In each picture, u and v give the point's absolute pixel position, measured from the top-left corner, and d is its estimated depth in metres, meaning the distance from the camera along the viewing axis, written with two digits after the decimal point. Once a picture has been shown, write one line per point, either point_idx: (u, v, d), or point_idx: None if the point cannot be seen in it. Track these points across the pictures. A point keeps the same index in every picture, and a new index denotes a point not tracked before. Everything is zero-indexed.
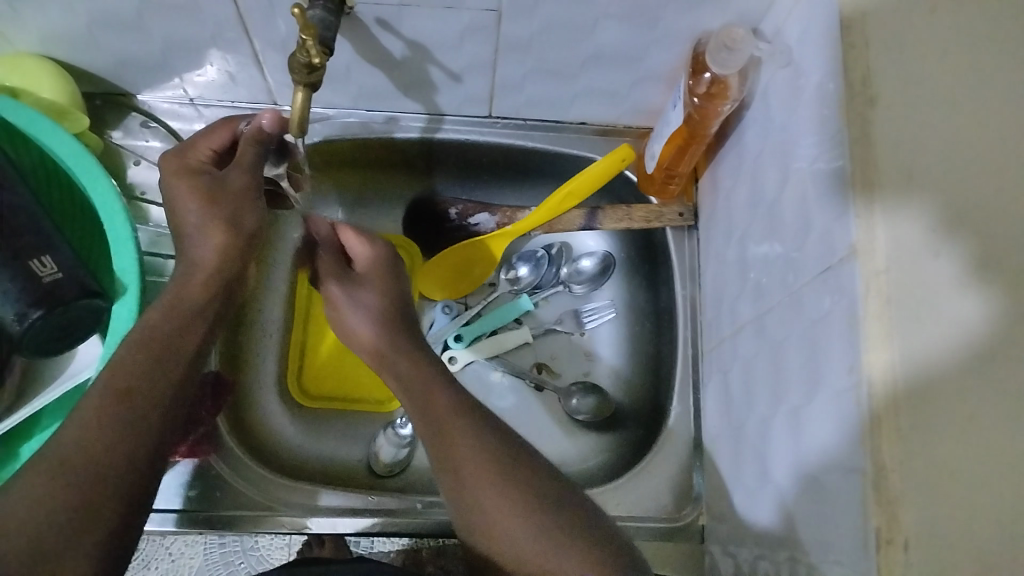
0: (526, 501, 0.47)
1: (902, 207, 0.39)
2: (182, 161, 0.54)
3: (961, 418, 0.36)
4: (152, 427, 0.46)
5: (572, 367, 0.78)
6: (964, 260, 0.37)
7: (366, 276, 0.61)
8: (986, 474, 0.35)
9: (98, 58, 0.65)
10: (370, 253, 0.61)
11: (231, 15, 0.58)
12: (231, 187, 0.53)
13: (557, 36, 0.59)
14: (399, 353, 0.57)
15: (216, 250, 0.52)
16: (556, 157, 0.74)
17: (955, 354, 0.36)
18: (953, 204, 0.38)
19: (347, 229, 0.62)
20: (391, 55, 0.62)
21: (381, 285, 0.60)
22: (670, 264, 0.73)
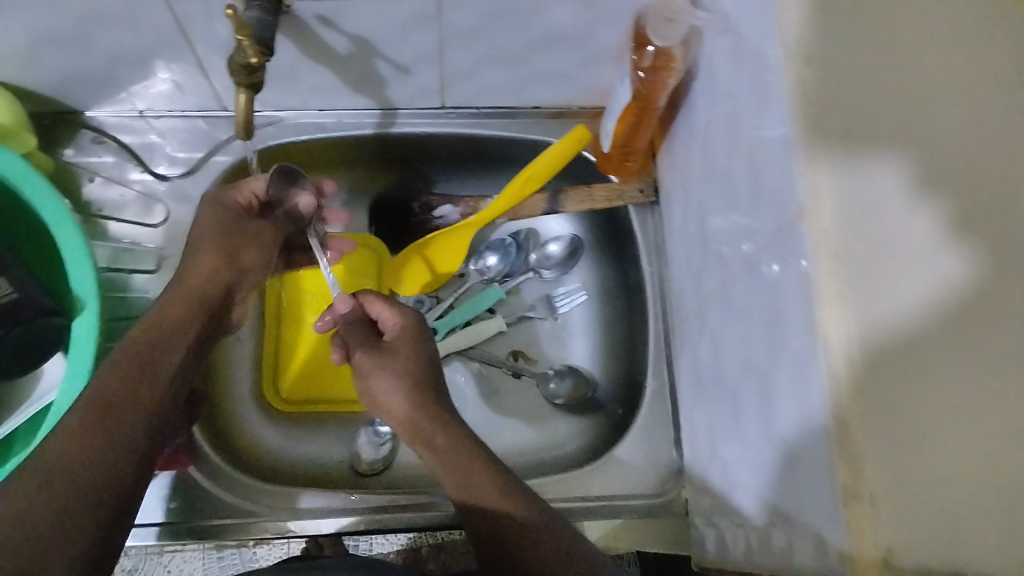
0: (493, 473, 0.51)
1: (850, 162, 0.39)
2: (215, 197, 0.60)
3: (935, 372, 0.36)
4: (132, 440, 0.46)
5: (547, 352, 0.78)
6: (934, 218, 0.37)
7: (395, 348, 0.58)
8: (955, 423, 0.35)
9: (41, 77, 0.64)
10: (399, 324, 0.60)
11: (170, 24, 0.58)
12: (248, 228, 0.61)
13: (501, 20, 0.59)
14: (436, 429, 0.54)
15: (207, 274, 0.56)
16: (514, 143, 0.74)
17: (923, 309, 0.36)
18: (923, 163, 0.38)
19: (376, 301, 0.61)
20: (336, 52, 0.61)
21: (413, 354, 0.58)
22: (635, 241, 0.73)
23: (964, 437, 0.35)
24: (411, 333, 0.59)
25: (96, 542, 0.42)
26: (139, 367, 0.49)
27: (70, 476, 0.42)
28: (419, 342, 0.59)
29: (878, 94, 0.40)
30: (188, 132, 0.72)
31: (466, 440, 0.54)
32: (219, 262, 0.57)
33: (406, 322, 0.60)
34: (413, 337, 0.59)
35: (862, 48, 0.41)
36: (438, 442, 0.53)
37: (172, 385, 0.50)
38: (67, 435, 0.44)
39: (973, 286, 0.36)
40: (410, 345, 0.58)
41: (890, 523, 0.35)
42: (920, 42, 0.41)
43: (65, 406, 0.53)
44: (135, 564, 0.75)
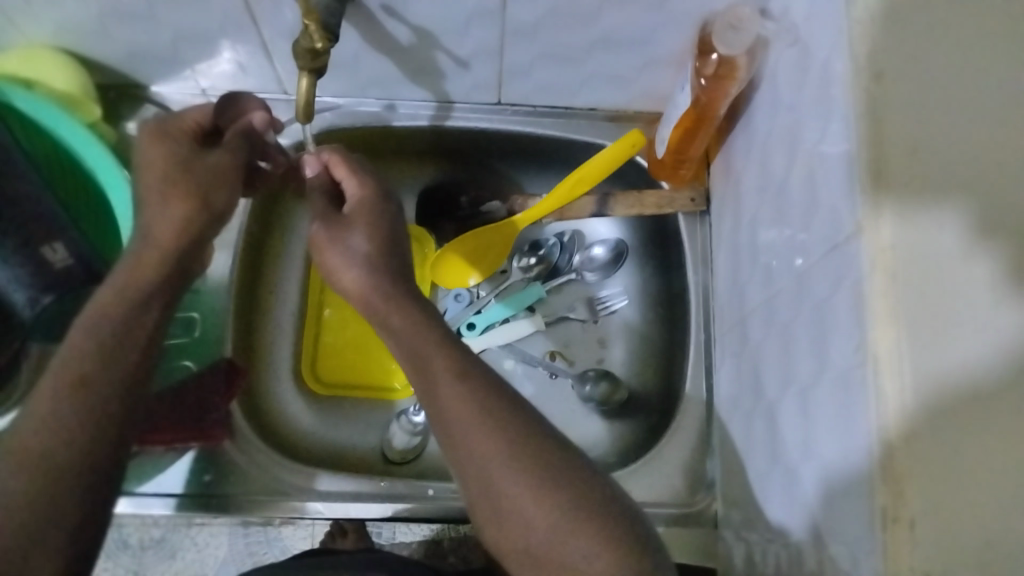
0: (474, 408, 0.46)
1: (915, 192, 0.38)
2: (158, 130, 0.53)
3: (988, 415, 0.35)
4: (110, 414, 0.46)
5: (584, 354, 0.78)
6: (1001, 261, 0.36)
7: (354, 216, 0.54)
8: (1003, 466, 0.34)
9: (111, 50, 0.66)
10: (359, 195, 0.56)
11: (239, 5, 0.59)
12: (209, 166, 0.53)
13: (563, 20, 0.59)
14: (388, 308, 0.51)
15: (176, 224, 0.51)
16: (567, 143, 0.74)
17: (981, 349, 0.35)
18: (990, 202, 0.37)
19: (339, 163, 0.57)
20: (399, 42, 0.62)
21: (370, 219, 0.54)
22: (682, 249, 0.73)
23: (1012, 489, 0.34)
24: (374, 208, 0.55)
25: (76, 527, 0.44)
26: (119, 336, 0.48)
27: (49, 463, 0.44)
28: (385, 215, 0.55)
29: (952, 122, 0.39)
30: None
31: (447, 365, 0.48)
32: (189, 207, 0.51)
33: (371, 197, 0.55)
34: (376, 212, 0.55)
35: (933, 69, 0.40)
36: (403, 322, 0.50)
37: (147, 348, 0.49)
38: (44, 420, 0.44)
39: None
40: (370, 216, 0.54)
41: (925, 549, 0.34)
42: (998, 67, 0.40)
43: None
44: (164, 534, 0.73)
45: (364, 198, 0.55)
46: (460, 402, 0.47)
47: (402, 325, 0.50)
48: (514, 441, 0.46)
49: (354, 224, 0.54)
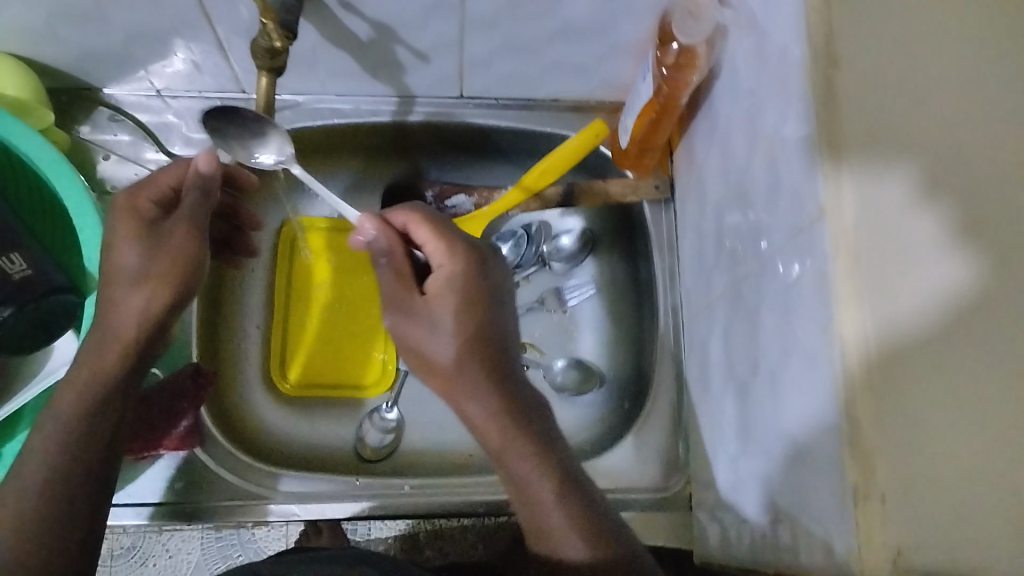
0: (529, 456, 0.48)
1: (868, 167, 0.39)
2: (135, 203, 0.51)
3: (935, 369, 0.36)
4: (73, 520, 0.46)
5: (555, 344, 0.78)
6: (946, 222, 0.37)
7: (432, 306, 0.52)
8: (967, 423, 0.35)
9: (61, 53, 0.64)
10: (450, 270, 0.52)
11: (192, 3, 0.57)
12: (174, 250, 0.50)
13: (522, 13, 0.59)
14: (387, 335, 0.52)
15: (145, 310, 0.49)
16: (531, 135, 0.74)
17: (934, 313, 0.36)
18: (930, 168, 0.38)
19: (420, 226, 0.54)
20: (358, 38, 0.61)
21: (457, 304, 0.51)
22: (648, 237, 0.73)
23: (973, 440, 0.35)
24: (474, 287, 0.52)
25: None
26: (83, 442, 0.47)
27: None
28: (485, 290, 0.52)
29: (897, 98, 0.40)
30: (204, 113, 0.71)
31: (489, 391, 0.49)
32: (163, 290, 0.49)
33: (466, 273, 0.52)
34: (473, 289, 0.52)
35: (885, 52, 0.41)
36: (529, 474, 0.48)
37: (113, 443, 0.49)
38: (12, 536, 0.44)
39: (978, 288, 0.36)
40: (462, 298, 0.51)
41: (899, 521, 0.35)
42: (953, 48, 0.41)
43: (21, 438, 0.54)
44: (135, 540, 0.75)
45: (455, 273, 0.52)
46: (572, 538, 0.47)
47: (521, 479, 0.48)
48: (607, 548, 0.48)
49: (436, 304, 0.51)
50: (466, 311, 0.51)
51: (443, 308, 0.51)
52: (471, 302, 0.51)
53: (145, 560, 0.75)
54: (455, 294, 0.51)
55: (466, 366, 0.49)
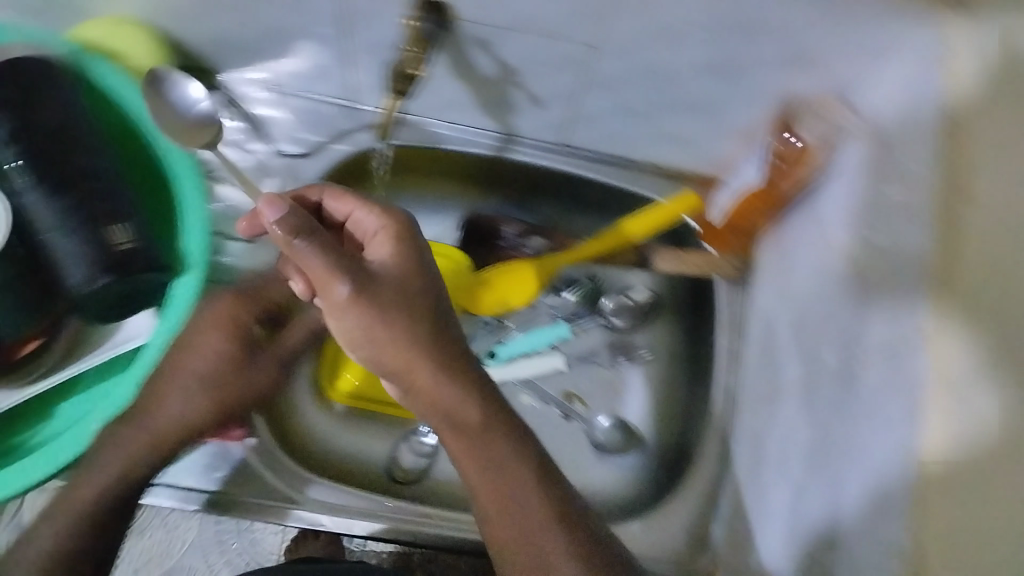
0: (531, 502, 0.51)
1: (960, 309, 0.45)
2: (229, 317, 0.59)
3: (974, 487, 0.41)
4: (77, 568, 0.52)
5: (601, 400, 0.78)
6: (994, 353, 0.43)
7: (382, 271, 0.49)
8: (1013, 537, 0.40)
9: (195, 35, 0.66)
10: (385, 230, 0.52)
11: (339, 16, 0.60)
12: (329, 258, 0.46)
13: (650, 81, 0.61)
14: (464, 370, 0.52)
15: (180, 416, 0.56)
16: (620, 194, 0.76)
17: (993, 438, 0.41)
18: (1000, 307, 0.44)
19: (344, 199, 0.55)
20: (483, 75, 0.63)
21: (394, 270, 0.50)
22: (715, 314, 0.73)
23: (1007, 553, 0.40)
24: (412, 239, 0.52)
25: None
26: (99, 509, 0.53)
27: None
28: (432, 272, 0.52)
29: (1000, 246, 0.45)
30: (310, 114, 0.72)
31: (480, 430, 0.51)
32: (209, 403, 0.57)
33: (415, 254, 0.51)
34: (417, 265, 0.51)
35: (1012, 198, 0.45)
36: (499, 465, 0.51)
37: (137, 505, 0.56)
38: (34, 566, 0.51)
39: (1006, 425, 0.42)
40: (403, 264, 0.50)
41: None
42: None
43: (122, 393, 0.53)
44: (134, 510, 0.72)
45: (400, 251, 0.51)
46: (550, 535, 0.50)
47: (487, 470, 0.51)
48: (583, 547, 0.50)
49: (382, 269, 0.50)
50: (416, 283, 0.50)
51: (398, 267, 0.50)
52: (414, 260, 0.51)
53: (140, 531, 0.72)
54: (405, 264, 0.50)
55: (420, 349, 0.50)
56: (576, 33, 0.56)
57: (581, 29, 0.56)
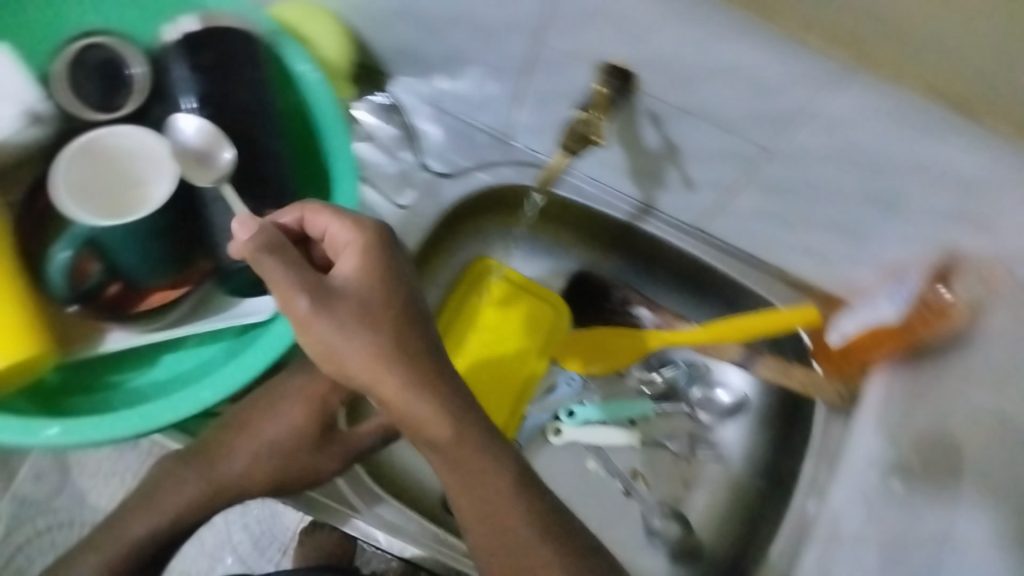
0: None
1: None
2: (312, 396, 0.59)
3: None
4: None
5: (667, 486, 0.76)
6: None
7: (347, 294, 0.44)
8: None
9: (378, 40, 0.68)
10: (354, 246, 0.46)
11: (523, 59, 0.61)
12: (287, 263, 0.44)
13: (808, 194, 0.61)
14: None
15: (242, 469, 0.57)
16: (736, 288, 0.74)
17: None
18: None
19: (318, 211, 0.47)
20: (646, 146, 0.64)
21: (359, 296, 0.44)
22: (809, 438, 0.73)
23: None
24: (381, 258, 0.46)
25: None
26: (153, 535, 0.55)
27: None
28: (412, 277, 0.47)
29: None
30: (463, 137, 0.74)
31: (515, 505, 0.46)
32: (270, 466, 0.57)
33: (384, 255, 0.46)
34: (387, 270, 0.46)
35: None
36: (495, 493, 0.45)
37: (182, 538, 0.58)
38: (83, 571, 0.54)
39: None
40: (371, 289, 0.45)
41: None
42: None
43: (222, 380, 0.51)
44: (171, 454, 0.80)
45: (367, 254, 0.45)
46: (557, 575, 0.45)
47: (482, 497, 0.45)
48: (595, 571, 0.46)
49: (353, 285, 0.45)
50: (394, 295, 0.45)
51: (359, 289, 0.45)
52: (383, 282, 0.45)
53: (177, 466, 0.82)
54: (365, 272, 0.45)
55: (391, 356, 0.44)
56: (753, 133, 0.57)
57: (759, 131, 0.56)
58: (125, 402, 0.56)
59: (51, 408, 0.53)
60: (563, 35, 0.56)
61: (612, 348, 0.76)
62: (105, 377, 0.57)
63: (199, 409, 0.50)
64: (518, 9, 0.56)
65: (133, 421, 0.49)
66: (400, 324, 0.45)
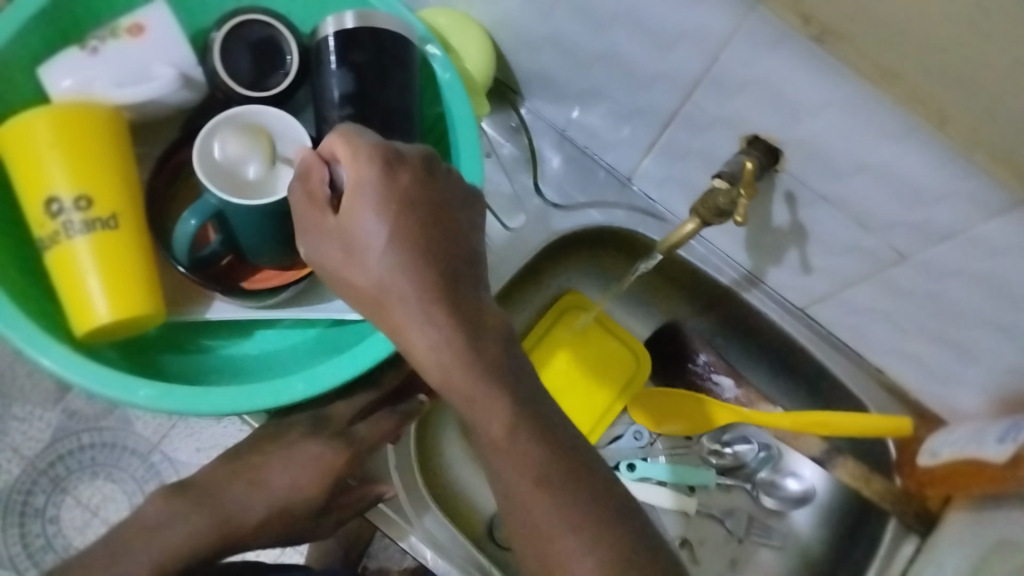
0: None
1: None
2: (327, 466, 0.54)
3: None
4: None
5: (714, 563, 0.74)
6: None
7: (373, 250, 0.40)
8: None
9: (523, 61, 0.68)
10: (364, 183, 0.40)
11: (666, 111, 0.60)
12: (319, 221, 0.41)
13: (931, 309, 0.59)
14: None
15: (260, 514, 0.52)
16: (830, 380, 0.72)
17: None
18: None
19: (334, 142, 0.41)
20: (771, 222, 0.62)
21: (382, 249, 0.40)
22: (873, 551, 0.70)
23: None
24: (397, 196, 0.40)
25: None
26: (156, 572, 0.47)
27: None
28: (420, 207, 0.41)
29: None
30: (584, 172, 0.74)
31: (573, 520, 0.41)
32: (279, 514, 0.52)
33: (384, 180, 0.40)
34: (390, 198, 0.40)
35: None
36: (538, 515, 0.41)
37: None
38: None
39: None
40: (390, 239, 0.40)
41: None
42: None
43: (306, 383, 0.50)
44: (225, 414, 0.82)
45: (367, 185, 0.40)
46: (563, 538, 0.40)
47: (523, 524, 0.41)
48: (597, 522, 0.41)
49: (355, 220, 0.40)
50: (398, 232, 0.40)
51: (380, 241, 0.40)
52: (405, 228, 0.40)
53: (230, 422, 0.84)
54: (382, 222, 0.40)
55: (472, 396, 0.40)
56: (892, 237, 0.55)
57: (899, 237, 0.54)
58: (217, 369, 0.56)
59: (146, 361, 0.54)
60: (715, 98, 0.55)
61: (679, 410, 0.74)
62: (200, 340, 0.57)
63: (284, 403, 0.50)
64: (678, 64, 0.54)
65: (223, 400, 0.49)
66: (401, 263, 0.40)
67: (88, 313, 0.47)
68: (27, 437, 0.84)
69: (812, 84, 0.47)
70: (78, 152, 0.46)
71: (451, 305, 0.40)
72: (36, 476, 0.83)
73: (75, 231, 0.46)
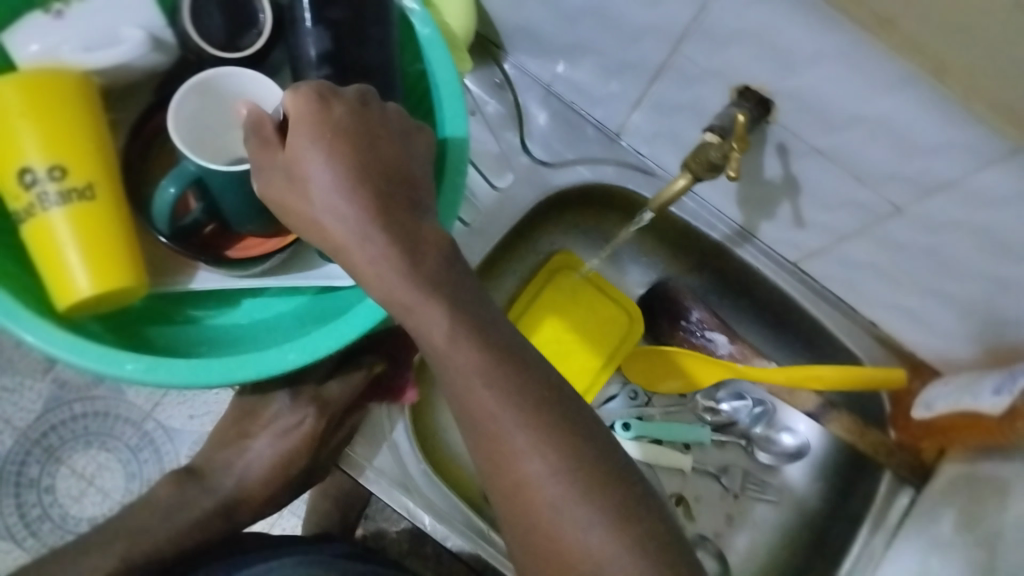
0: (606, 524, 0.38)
1: None
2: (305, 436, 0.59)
3: None
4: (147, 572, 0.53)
5: (709, 519, 0.74)
6: None
7: (317, 183, 0.39)
8: None
9: (506, 15, 0.66)
10: (300, 113, 0.39)
11: (655, 64, 0.59)
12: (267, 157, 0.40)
13: (924, 261, 0.58)
14: None
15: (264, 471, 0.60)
16: (824, 334, 0.72)
17: None
18: None
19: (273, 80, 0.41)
20: (763, 175, 0.61)
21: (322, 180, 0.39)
22: (867, 503, 0.71)
23: None
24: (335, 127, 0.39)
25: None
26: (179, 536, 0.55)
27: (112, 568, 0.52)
28: (352, 133, 0.40)
29: None
30: (572, 129, 0.72)
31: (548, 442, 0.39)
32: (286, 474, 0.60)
33: (319, 111, 0.39)
34: (319, 125, 0.39)
35: None
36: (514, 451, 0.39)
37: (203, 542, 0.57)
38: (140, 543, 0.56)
39: None
40: (328, 171, 0.39)
41: None
42: None
43: (301, 351, 0.49)
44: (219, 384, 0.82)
45: (304, 117, 0.39)
46: (540, 470, 0.39)
47: (504, 477, 0.40)
48: (585, 461, 0.39)
49: (297, 154, 0.39)
50: (339, 162, 0.39)
51: (320, 171, 0.39)
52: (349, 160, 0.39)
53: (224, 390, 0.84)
54: (320, 150, 0.39)
55: (458, 370, 0.39)
56: (887, 190, 0.54)
57: (894, 189, 0.53)
58: (203, 340, 0.55)
59: (130, 334, 0.53)
60: (705, 49, 0.53)
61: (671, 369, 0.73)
62: (185, 310, 0.56)
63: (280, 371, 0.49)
64: (666, 15, 0.53)
65: (216, 371, 0.48)
66: (339, 186, 0.39)
67: (67, 287, 0.46)
68: (18, 408, 0.83)
69: (805, 32, 0.45)
70: (48, 122, 0.45)
71: (416, 248, 0.39)
72: (29, 446, 0.82)
73: (50, 203, 0.45)
